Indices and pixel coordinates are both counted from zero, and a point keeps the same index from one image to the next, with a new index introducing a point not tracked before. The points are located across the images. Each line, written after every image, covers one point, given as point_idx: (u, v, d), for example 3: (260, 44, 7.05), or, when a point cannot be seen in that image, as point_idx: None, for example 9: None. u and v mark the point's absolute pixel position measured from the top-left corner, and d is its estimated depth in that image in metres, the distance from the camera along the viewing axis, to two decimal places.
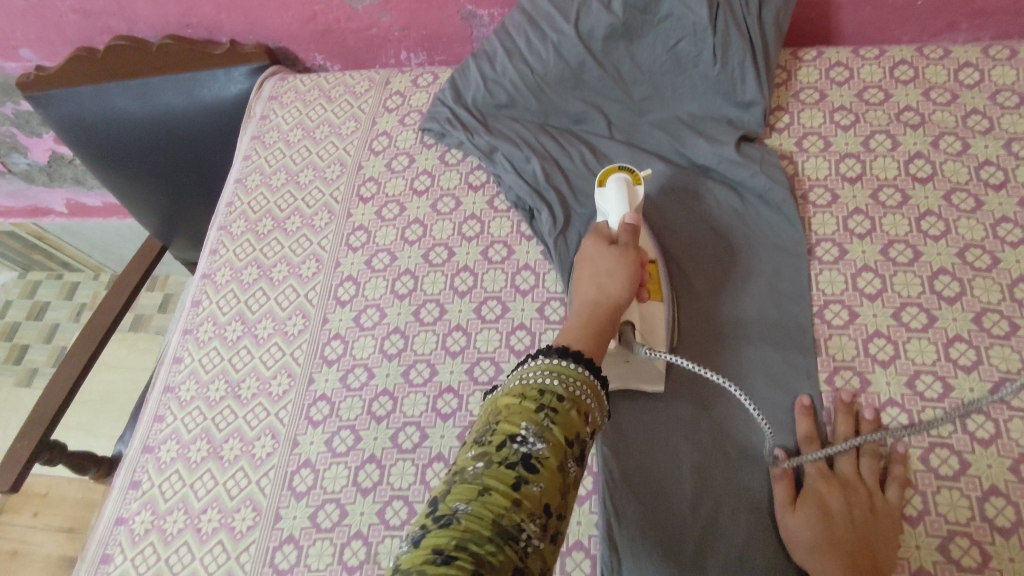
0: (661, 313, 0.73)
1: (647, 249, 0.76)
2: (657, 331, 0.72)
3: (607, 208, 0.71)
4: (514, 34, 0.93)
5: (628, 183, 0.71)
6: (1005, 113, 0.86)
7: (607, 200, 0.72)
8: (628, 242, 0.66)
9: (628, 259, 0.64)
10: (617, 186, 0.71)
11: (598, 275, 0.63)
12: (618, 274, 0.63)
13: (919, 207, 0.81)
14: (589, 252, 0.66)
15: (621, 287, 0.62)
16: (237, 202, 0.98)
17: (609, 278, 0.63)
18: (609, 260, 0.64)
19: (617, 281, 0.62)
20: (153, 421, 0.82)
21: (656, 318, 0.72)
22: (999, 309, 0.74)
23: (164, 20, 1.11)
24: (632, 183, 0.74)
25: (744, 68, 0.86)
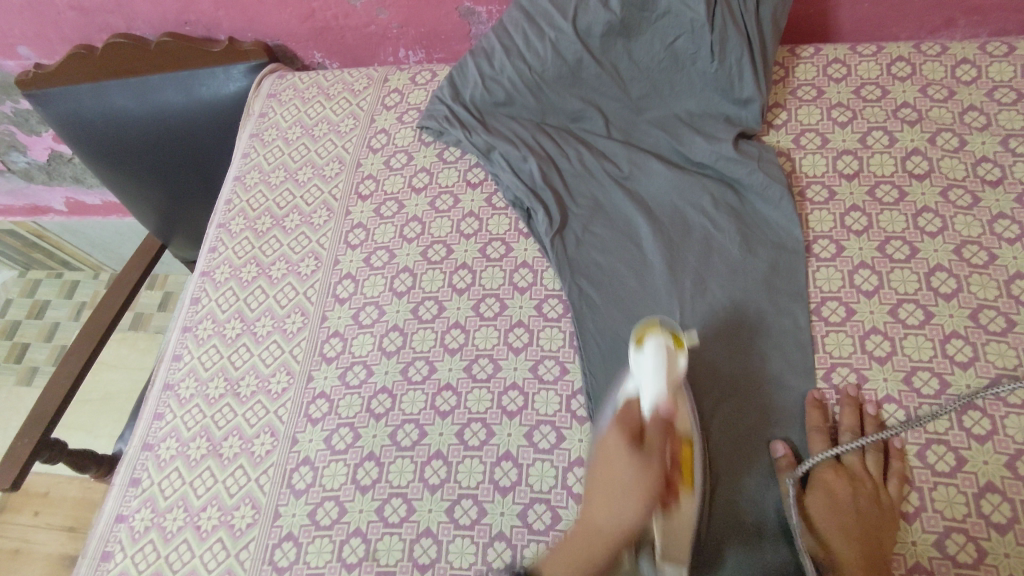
0: (689, 513, 0.63)
1: (685, 425, 0.66)
2: (682, 530, 0.62)
3: (641, 379, 0.63)
4: (512, 31, 0.93)
5: (667, 352, 0.64)
6: (1002, 109, 0.86)
7: (644, 368, 0.63)
8: (655, 448, 0.58)
9: (651, 474, 0.56)
10: (655, 355, 0.63)
11: (614, 487, 0.57)
12: (633, 493, 0.56)
13: (917, 204, 0.81)
14: (611, 447, 0.59)
15: (633, 513, 0.56)
16: (235, 200, 0.98)
17: (622, 498, 0.56)
18: (629, 463, 0.57)
19: (633, 504, 0.56)
20: (153, 418, 0.83)
21: (684, 517, 0.63)
22: (995, 306, 0.74)
23: (162, 18, 1.11)
24: (676, 352, 0.65)
25: (741, 65, 0.86)
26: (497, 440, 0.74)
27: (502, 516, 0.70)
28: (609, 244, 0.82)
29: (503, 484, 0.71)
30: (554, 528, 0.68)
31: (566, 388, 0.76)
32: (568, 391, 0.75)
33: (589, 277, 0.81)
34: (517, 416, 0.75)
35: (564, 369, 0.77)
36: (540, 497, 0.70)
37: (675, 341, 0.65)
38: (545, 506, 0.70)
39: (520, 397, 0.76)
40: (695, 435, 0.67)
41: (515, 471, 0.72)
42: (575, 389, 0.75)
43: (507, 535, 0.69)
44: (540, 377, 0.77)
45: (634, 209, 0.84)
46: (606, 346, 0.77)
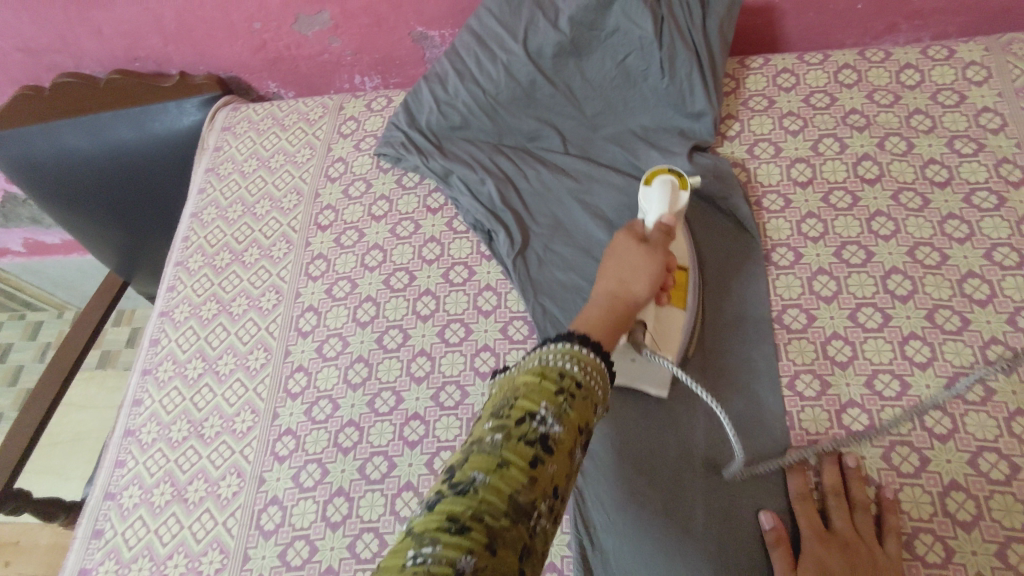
0: (680, 321, 0.73)
1: (681, 254, 0.77)
2: (673, 333, 0.72)
3: (646, 209, 0.72)
4: (464, 55, 0.93)
5: (672, 186, 0.71)
6: (946, 112, 0.88)
7: (649, 200, 0.72)
8: (658, 242, 0.67)
9: (655, 259, 0.65)
10: (661, 190, 0.71)
11: (622, 269, 0.64)
12: (639, 269, 0.64)
13: (869, 208, 0.83)
14: (620, 245, 0.67)
15: (644, 286, 0.62)
16: (193, 236, 0.97)
17: (633, 277, 0.63)
18: (638, 255, 0.65)
19: (642, 280, 0.63)
20: (114, 466, 0.81)
21: (675, 326, 0.72)
22: (950, 305, 0.75)
23: (110, 55, 1.09)
24: (680, 188, 0.72)
25: (691, 79, 0.87)
26: None
27: None
28: (572, 261, 0.82)
29: None
30: None
31: None
32: None
33: (552, 296, 0.80)
34: None
35: None
36: None
37: (679, 180, 0.73)
38: None
39: None
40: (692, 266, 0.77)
41: None
42: None
43: None
44: None
45: (595, 226, 0.84)
46: None
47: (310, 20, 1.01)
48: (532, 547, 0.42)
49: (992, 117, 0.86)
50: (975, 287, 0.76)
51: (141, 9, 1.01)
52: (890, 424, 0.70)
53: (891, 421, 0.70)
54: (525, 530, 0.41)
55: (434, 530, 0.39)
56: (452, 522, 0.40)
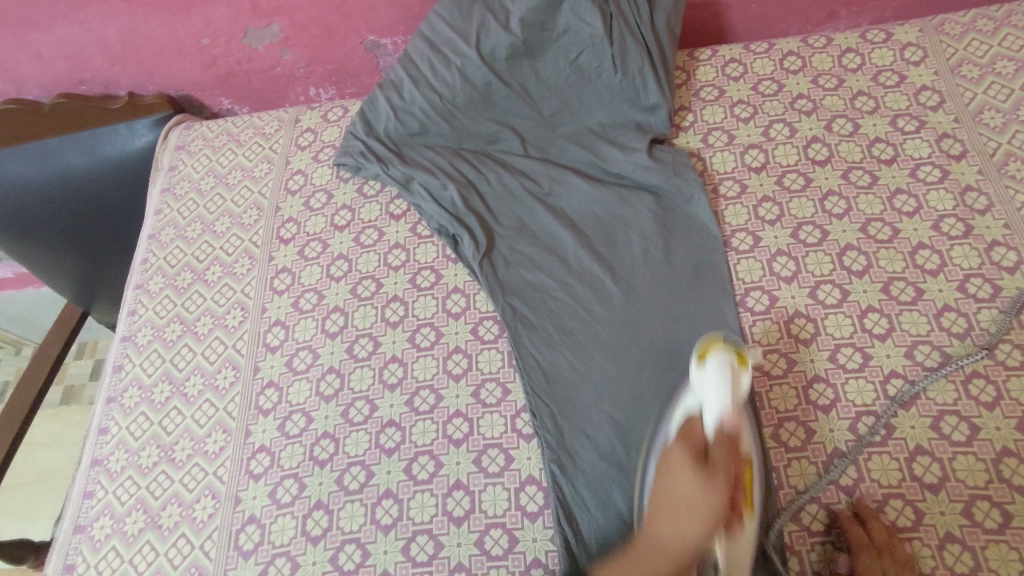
0: (751, 533, 0.61)
1: (750, 444, 0.64)
2: (743, 553, 0.60)
3: (704, 395, 0.61)
4: (418, 61, 0.93)
5: (729, 369, 0.61)
6: (888, 92, 0.91)
7: (705, 385, 0.62)
8: (724, 470, 0.57)
9: (714, 497, 0.56)
10: (720, 372, 0.61)
11: (676, 504, 0.57)
12: (697, 515, 0.56)
13: (822, 188, 0.85)
14: (675, 463, 0.59)
15: (697, 525, 0.55)
16: (152, 258, 0.95)
17: (684, 515, 0.56)
18: (696, 489, 0.57)
19: (697, 519, 0.56)
20: (82, 498, 0.78)
21: (745, 541, 0.60)
22: (903, 277, 0.78)
23: (54, 79, 1.07)
24: (738, 368, 0.62)
25: (644, 74, 0.89)
26: (447, 470, 0.73)
27: (459, 547, 0.69)
28: (539, 262, 0.83)
29: (457, 514, 0.70)
30: (512, 551, 0.68)
31: (510, 409, 0.76)
32: (512, 411, 0.75)
33: (521, 296, 0.81)
34: (464, 444, 0.74)
35: (507, 390, 0.77)
36: (495, 522, 0.69)
37: (739, 359, 0.63)
38: (501, 530, 0.69)
39: (465, 424, 0.75)
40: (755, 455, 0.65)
41: (468, 499, 0.71)
42: (520, 407, 0.76)
43: (466, 566, 0.68)
44: (483, 401, 0.76)
45: (558, 225, 0.84)
46: (544, 362, 0.77)
47: (260, 34, 1.01)
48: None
49: (931, 94, 0.90)
50: (926, 258, 0.78)
51: (84, 30, 0.99)
52: (855, 396, 0.72)
53: (856, 393, 0.72)
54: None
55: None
56: None
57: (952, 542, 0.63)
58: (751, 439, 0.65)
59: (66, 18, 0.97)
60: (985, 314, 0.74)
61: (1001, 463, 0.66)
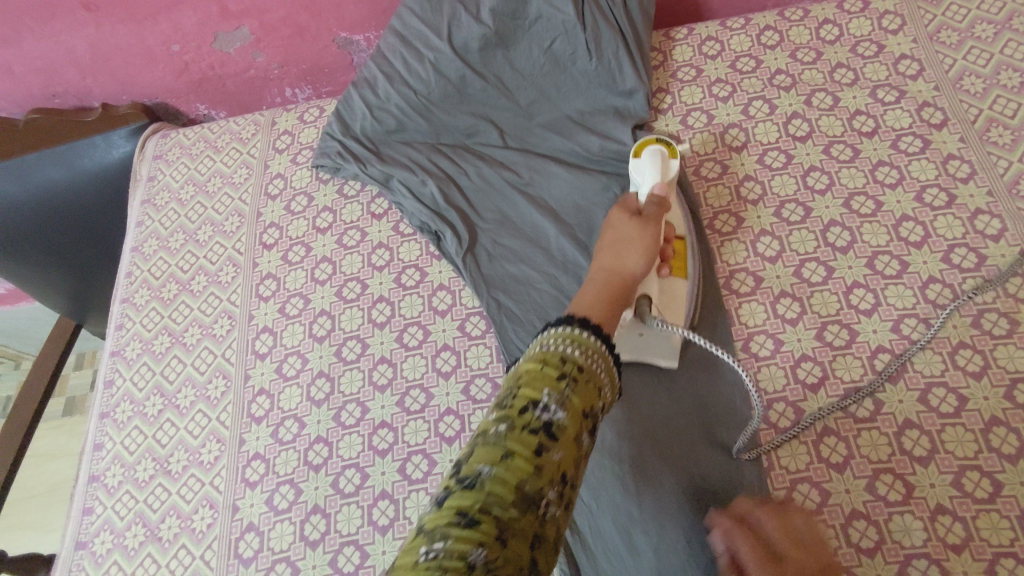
0: (682, 287, 0.75)
1: (678, 224, 0.78)
2: (674, 299, 0.74)
3: (641, 179, 0.74)
4: (390, 58, 0.92)
5: (661, 156, 0.74)
6: (867, 63, 0.90)
7: (642, 172, 0.74)
8: (652, 214, 0.68)
9: (647, 235, 0.65)
10: (652, 159, 0.74)
11: (617, 240, 0.65)
12: (634, 245, 0.64)
13: (803, 164, 0.85)
14: (615, 219, 0.68)
15: (638, 261, 0.62)
16: (136, 271, 0.95)
17: (628, 251, 0.64)
18: (632, 228, 0.66)
19: (633, 253, 0.63)
20: (82, 514, 0.79)
21: (675, 293, 0.74)
22: (888, 250, 0.77)
23: (27, 94, 1.05)
24: (669, 157, 0.75)
25: (619, 58, 0.88)
26: (440, 468, 0.73)
27: None
28: (521, 253, 0.82)
29: None
30: None
31: None
32: None
33: (506, 289, 0.81)
34: (456, 441, 0.74)
35: (496, 385, 0.77)
36: None
37: (668, 151, 0.76)
38: None
39: (456, 421, 0.75)
40: (689, 234, 0.79)
41: None
42: None
43: None
44: (473, 397, 0.76)
45: (539, 215, 0.84)
46: None
47: (230, 37, 0.99)
48: (544, 533, 0.41)
49: (910, 63, 0.89)
50: (909, 230, 0.78)
51: (52, 43, 0.98)
52: (842, 372, 0.72)
53: (843, 369, 0.72)
54: (536, 517, 0.40)
55: (446, 525, 0.38)
56: (463, 516, 0.39)
57: (943, 513, 0.63)
58: (679, 213, 0.79)
59: (32, 32, 0.96)
60: (971, 284, 0.73)
61: (989, 433, 0.66)
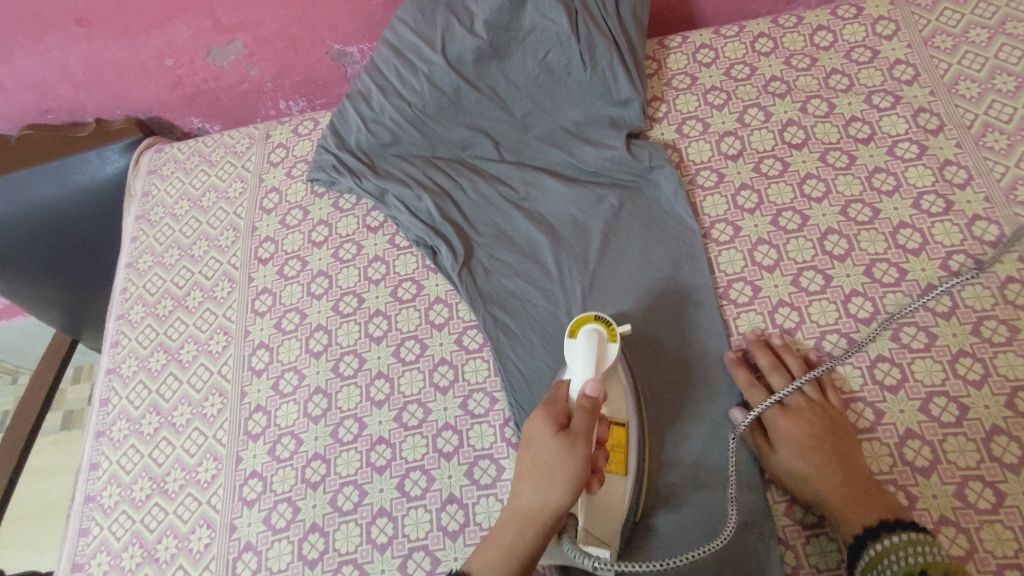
0: (622, 489, 0.66)
1: (620, 409, 0.69)
2: (608, 512, 0.65)
3: (574, 370, 0.68)
4: (384, 70, 0.92)
5: (597, 341, 0.69)
6: (861, 69, 0.90)
7: (575, 357, 0.69)
8: (581, 430, 0.60)
9: (575, 461, 0.58)
10: (586, 342, 0.69)
11: (542, 471, 0.59)
12: (557, 478, 0.58)
13: (800, 172, 0.84)
14: (537, 436, 0.61)
15: (560, 498, 0.58)
16: (131, 287, 0.94)
17: (548, 484, 0.58)
18: (556, 454, 0.59)
19: (556, 486, 0.58)
20: (78, 535, 0.78)
21: (610, 503, 0.66)
22: (886, 258, 0.77)
23: (19, 110, 1.05)
24: (607, 340, 0.70)
25: (613, 68, 0.88)
26: (439, 485, 0.73)
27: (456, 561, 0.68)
28: (517, 269, 0.82)
29: (451, 528, 0.70)
30: None
31: (498, 418, 0.75)
32: (500, 421, 0.75)
33: (502, 305, 0.80)
34: (455, 456, 0.74)
35: (494, 399, 0.76)
36: None
37: (608, 330, 0.71)
38: None
39: (455, 437, 0.75)
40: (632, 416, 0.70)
41: (462, 512, 0.71)
42: (508, 417, 0.75)
43: None
44: (471, 412, 0.76)
45: (535, 229, 0.84)
46: (529, 371, 0.76)
47: (223, 50, 0.99)
48: None
49: (905, 68, 0.88)
50: (907, 237, 0.78)
51: (44, 59, 0.97)
52: (842, 383, 0.71)
53: (843, 379, 0.72)
54: None
55: None
56: None
57: (946, 525, 0.63)
58: (624, 394, 0.70)
59: (24, 48, 0.95)
60: (969, 291, 0.73)
61: (991, 441, 0.66)
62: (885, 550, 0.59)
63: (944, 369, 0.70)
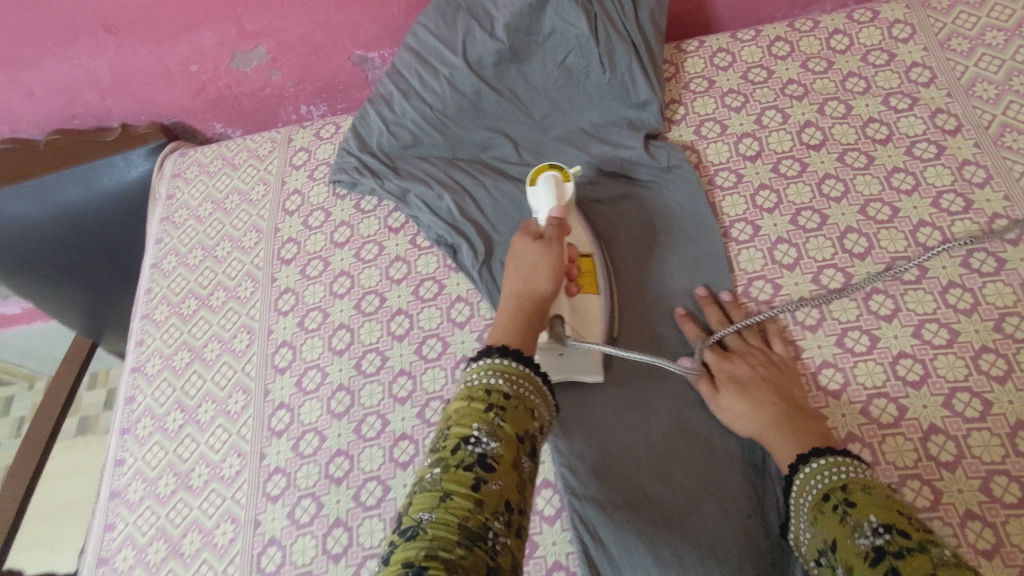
0: (595, 304, 0.76)
1: (582, 243, 0.79)
2: (589, 320, 0.75)
3: (538, 206, 0.78)
4: (406, 74, 0.94)
5: (556, 181, 0.79)
6: (878, 71, 0.91)
7: (539, 198, 0.78)
8: (553, 234, 0.71)
9: (553, 254, 0.68)
10: (546, 185, 0.78)
11: (525, 268, 0.68)
12: (541, 269, 0.67)
13: (818, 172, 0.85)
14: (516, 245, 0.71)
15: (547, 282, 0.66)
16: (155, 287, 0.96)
17: (534, 274, 0.67)
18: (535, 252, 0.69)
19: (543, 275, 0.67)
20: (104, 531, 0.79)
21: (590, 312, 0.75)
22: (906, 256, 0.77)
23: (47, 116, 1.07)
24: (562, 182, 0.80)
25: (632, 70, 0.89)
26: None
27: None
28: None
29: None
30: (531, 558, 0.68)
31: None
32: None
33: None
34: None
35: None
36: None
37: (562, 175, 0.80)
38: None
39: None
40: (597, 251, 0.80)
41: None
42: None
43: None
44: None
45: None
46: None
47: (247, 56, 1.01)
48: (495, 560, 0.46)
49: (922, 70, 0.89)
50: (927, 235, 0.78)
51: (73, 65, 0.99)
52: (865, 379, 0.71)
53: (865, 375, 0.72)
54: (484, 550, 0.45)
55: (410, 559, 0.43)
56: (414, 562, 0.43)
57: (973, 519, 0.63)
58: (585, 233, 0.80)
59: (54, 54, 0.97)
60: (991, 288, 0.73)
61: (1017, 437, 0.65)
62: (817, 469, 0.61)
63: (967, 364, 0.70)
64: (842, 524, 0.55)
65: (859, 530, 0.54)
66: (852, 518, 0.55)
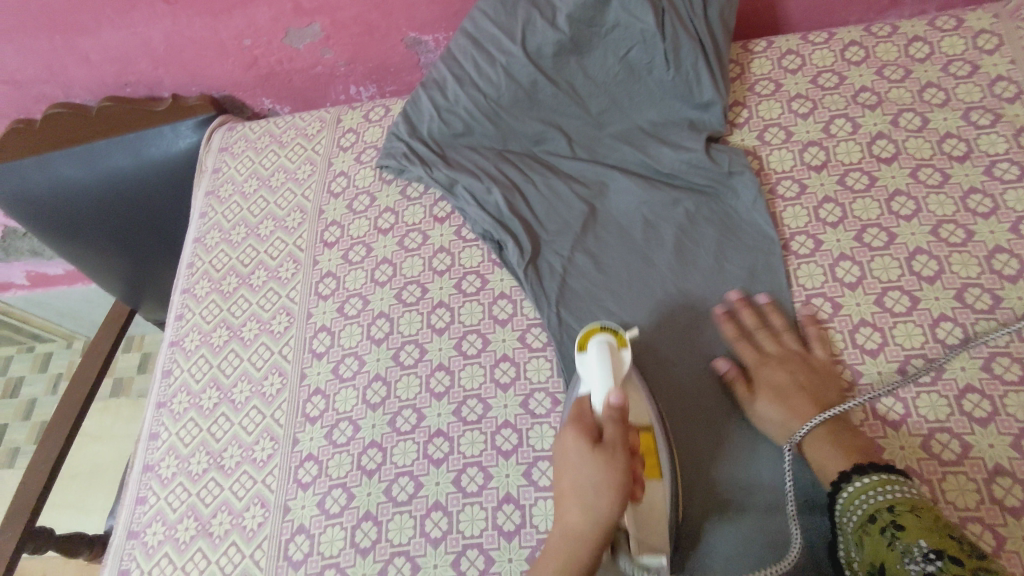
0: (662, 495, 0.64)
1: (642, 412, 0.67)
2: (655, 520, 0.63)
3: (591, 379, 0.66)
4: (461, 59, 0.91)
5: (610, 348, 0.67)
6: (959, 83, 0.86)
7: (591, 368, 0.66)
8: (613, 439, 0.60)
9: (615, 471, 0.59)
10: (599, 354, 0.66)
11: (585, 492, 0.59)
12: (602, 491, 0.59)
13: (888, 188, 0.80)
14: (571, 452, 0.61)
15: (607, 510, 0.58)
16: (197, 262, 0.95)
17: (592, 498, 0.59)
18: (594, 468, 0.59)
19: (603, 499, 0.59)
20: (136, 504, 0.79)
21: (657, 512, 0.63)
22: (978, 283, 0.73)
23: (100, 81, 1.07)
24: (618, 348, 0.67)
25: (697, 69, 0.85)
26: (496, 483, 0.71)
27: (511, 562, 0.67)
28: (585, 269, 0.80)
29: (507, 529, 0.69)
30: None
31: (559, 421, 0.73)
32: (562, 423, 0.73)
33: (568, 304, 0.78)
34: (513, 455, 0.72)
35: (556, 400, 0.75)
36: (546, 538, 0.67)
37: (616, 339, 0.68)
38: None
39: (514, 435, 0.73)
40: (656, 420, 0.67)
41: (519, 513, 0.69)
42: None
43: None
44: (532, 411, 0.74)
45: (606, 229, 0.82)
46: None
47: (301, 32, 0.99)
48: None
49: (1007, 85, 0.84)
50: (1003, 262, 0.73)
51: (128, 33, 0.99)
52: (927, 411, 0.67)
53: (928, 407, 0.68)
54: None
55: None
56: None
57: None
58: (642, 397, 0.68)
59: (111, 22, 0.97)
60: None
61: None
62: (862, 486, 0.60)
63: None
64: (891, 547, 0.56)
65: (909, 554, 0.54)
66: (902, 542, 0.55)
